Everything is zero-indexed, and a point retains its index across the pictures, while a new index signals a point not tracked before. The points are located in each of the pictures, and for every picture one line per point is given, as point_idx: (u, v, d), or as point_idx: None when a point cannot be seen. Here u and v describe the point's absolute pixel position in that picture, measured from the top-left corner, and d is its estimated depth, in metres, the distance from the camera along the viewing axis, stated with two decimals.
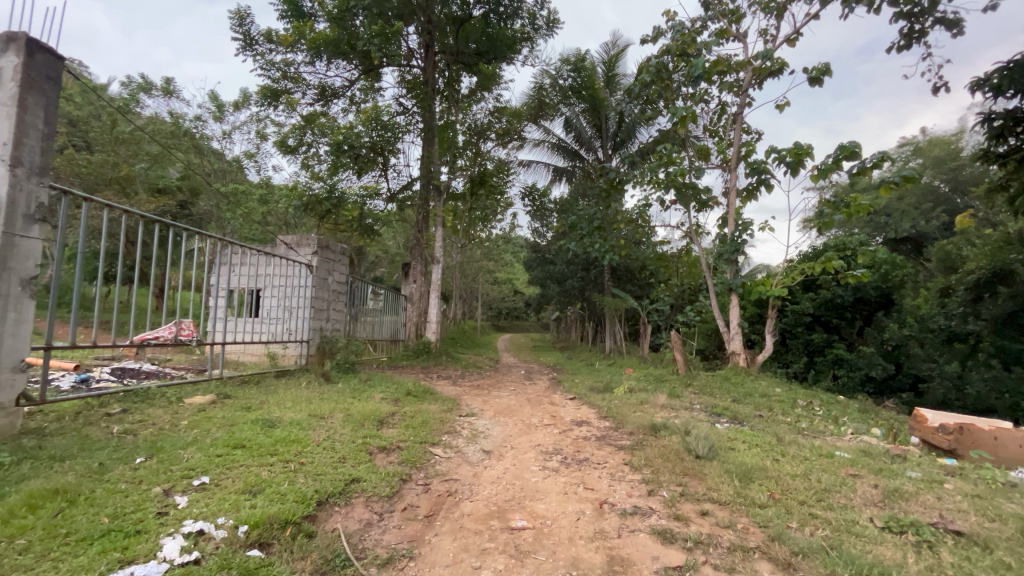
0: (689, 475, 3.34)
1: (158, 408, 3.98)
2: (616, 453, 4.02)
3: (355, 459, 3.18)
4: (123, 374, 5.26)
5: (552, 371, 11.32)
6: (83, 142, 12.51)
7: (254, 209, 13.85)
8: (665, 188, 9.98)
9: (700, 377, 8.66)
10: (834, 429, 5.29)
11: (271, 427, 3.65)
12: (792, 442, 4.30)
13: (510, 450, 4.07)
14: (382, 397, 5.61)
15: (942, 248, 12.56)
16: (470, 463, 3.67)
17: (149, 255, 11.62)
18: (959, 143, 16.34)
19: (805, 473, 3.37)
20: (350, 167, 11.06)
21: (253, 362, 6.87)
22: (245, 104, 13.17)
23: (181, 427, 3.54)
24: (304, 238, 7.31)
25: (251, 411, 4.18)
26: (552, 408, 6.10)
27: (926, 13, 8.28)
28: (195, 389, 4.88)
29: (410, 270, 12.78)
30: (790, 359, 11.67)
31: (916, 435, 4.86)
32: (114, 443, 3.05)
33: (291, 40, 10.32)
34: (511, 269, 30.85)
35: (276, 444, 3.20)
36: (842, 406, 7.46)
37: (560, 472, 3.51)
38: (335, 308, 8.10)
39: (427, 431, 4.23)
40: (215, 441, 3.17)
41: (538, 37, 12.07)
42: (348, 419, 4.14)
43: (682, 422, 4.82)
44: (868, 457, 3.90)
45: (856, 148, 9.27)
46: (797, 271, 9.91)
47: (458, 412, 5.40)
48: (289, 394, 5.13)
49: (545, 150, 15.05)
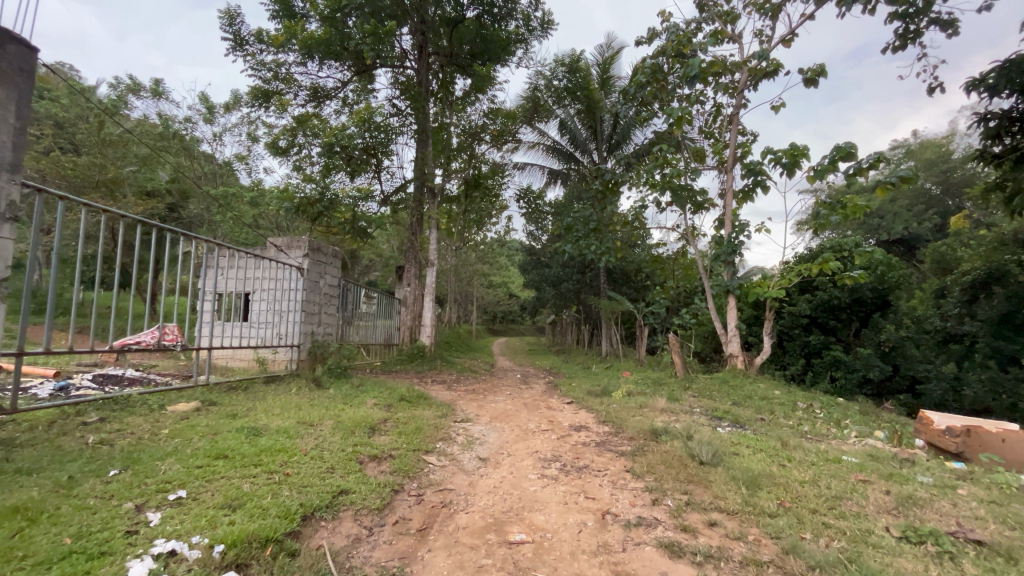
0: (694, 482, 3.20)
1: (138, 417, 3.80)
2: (616, 459, 3.88)
3: (344, 469, 3.02)
4: (105, 381, 5.07)
5: (548, 374, 11.18)
6: (70, 145, 12.28)
7: (245, 212, 13.65)
8: (661, 190, 9.89)
9: (699, 381, 8.54)
10: (837, 433, 5.19)
11: (257, 436, 3.48)
12: (797, 446, 4.18)
13: (507, 457, 3.92)
14: (374, 403, 5.45)
15: (936, 249, 12.59)
16: (466, 471, 3.52)
17: (139, 259, 11.42)
18: (950, 146, 16.49)
19: (814, 479, 3.25)
20: (343, 168, 10.94)
21: (242, 368, 6.67)
22: (235, 105, 12.98)
23: (161, 436, 3.37)
24: (294, 240, 7.14)
25: (237, 418, 4.01)
26: (550, 413, 5.96)
27: (921, 13, 8.27)
28: (179, 396, 4.69)
29: (404, 273, 12.63)
30: (788, 361, 11.57)
31: (923, 439, 4.76)
32: (87, 454, 2.88)
33: (282, 40, 10.14)
34: (507, 272, 30.74)
35: (261, 454, 3.03)
36: (843, 409, 7.37)
37: (559, 480, 3.37)
38: (326, 312, 7.92)
39: (421, 438, 4.07)
40: (196, 451, 3.00)
41: (532, 38, 11.98)
42: (338, 426, 3.98)
43: (684, 427, 4.70)
44: (876, 461, 3.79)
45: (852, 149, 9.23)
46: (794, 273, 9.86)
47: (453, 417, 5.25)
48: (278, 400, 4.96)
49: (540, 152, 14.96)
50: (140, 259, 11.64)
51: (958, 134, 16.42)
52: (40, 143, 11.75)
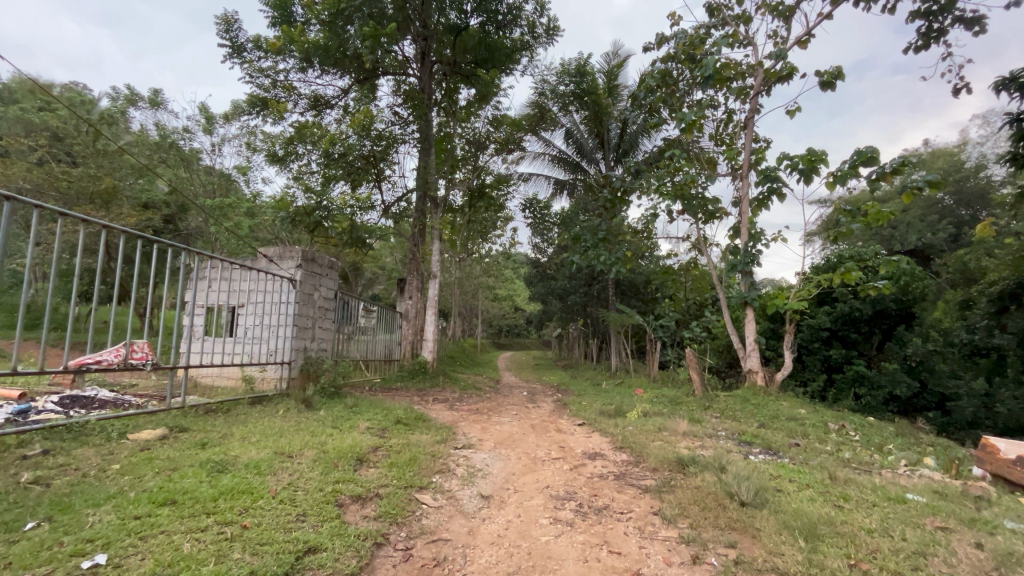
0: (738, 532, 2.68)
1: (91, 448, 3.31)
2: (640, 497, 3.35)
3: (318, 516, 2.52)
4: (72, 403, 4.57)
5: (557, 392, 10.60)
6: (65, 156, 11.98)
7: (241, 223, 13.28)
8: (673, 199, 9.41)
9: (719, 399, 7.93)
10: (883, 460, 4.64)
11: (221, 473, 2.97)
12: (849, 480, 3.62)
13: (514, 494, 3.40)
14: (366, 427, 4.94)
15: (961, 258, 11.94)
16: (466, 514, 3.00)
17: (136, 273, 11.16)
18: (962, 155, 16.17)
19: (883, 527, 2.72)
20: (343, 178, 10.58)
21: (228, 387, 6.22)
22: (234, 115, 12.70)
23: (109, 473, 2.88)
24: (287, 250, 6.74)
25: (205, 449, 3.52)
26: (560, 437, 5.42)
27: (944, 10, 7.81)
28: (147, 421, 4.19)
29: (406, 285, 12.19)
30: (807, 377, 10.85)
31: (985, 468, 4.21)
32: (8, 499, 2.38)
33: (279, 45, 9.83)
34: (512, 285, 30.36)
35: (219, 498, 2.52)
36: (879, 430, 6.76)
37: (576, 527, 2.84)
38: (321, 326, 7.46)
39: (414, 471, 3.55)
40: (142, 495, 2.50)
41: (538, 46, 11.64)
42: (319, 458, 3.47)
43: (713, 455, 4.15)
44: (949, 502, 3.24)
45: (874, 154, 8.74)
46: (813, 284, 9.33)
47: (452, 443, 4.73)
48: (259, 425, 4.46)
49: (545, 163, 14.55)
50: (135, 272, 11.33)
51: (972, 142, 16.03)
52: (34, 154, 11.46)
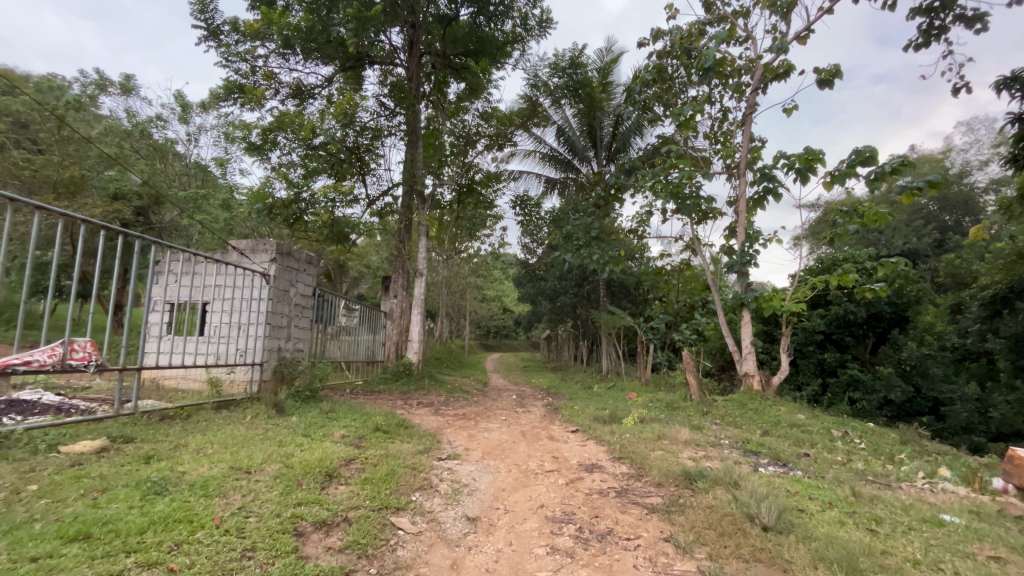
0: (766, 565, 2.32)
1: (8, 463, 2.84)
2: (647, 518, 2.95)
3: (268, 552, 2.09)
4: (5, 409, 4.02)
5: (548, 395, 10.20)
6: (28, 143, 11.32)
7: (218, 216, 12.72)
8: (669, 196, 9.06)
9: (717, 404, 7.63)
10: (899, 472, 4.33)
11: (160, 495, 2.52)
12: (875, 497, 3.28)
13: (504, 516, 2.97)
14: (342, 436, 4.48)
15: (950, 263, 11.67)
16: (449, 542, 2.58)
17: (105, 267, 10.63)
18: (946, 162, 16.35)
19: (931, 558, 2.37)
20: (325, 171, 10.08)
21: (193, 390, 5.69)
22: (212, 105, 12.16)
23: (22, 496, 2.41)
24: (260, 243, 6.26)
25: (148, 464, 3.05)
26: (552, 445, 5.04)
27: (947, 8, 7.58)
28: (88, 429, 3.70)
29: (389, 284, 11.63)
30: (802, 381, 10.60)
31: (1009, 482, 3.91)
32: None
33: (257, 28, 9.30)
34: (500, 286, 30.17)
35: (146, 530, 2.08)
36: (882, 437, 6.49)
37: (577, 559, 2.44)
38: (298, 325, 6.98)
39: (391, 489, 3.11)
40: (48, 528, 2.04)
41: (530, 38, 11.06)
42: (280, 474, 3.02)
43: (724, 467, 3.78)
44: (987, 523, 2.92)
45: (873, 154, 8.52)
46: (808, 286, 9.05)
47: (435, 454, 4.29)
48: (218, 434, 4.00)
49: (536, 160, 14.18)
50: (104, 267, 10.81)
51: (956, 149, 16.31)
52: None
